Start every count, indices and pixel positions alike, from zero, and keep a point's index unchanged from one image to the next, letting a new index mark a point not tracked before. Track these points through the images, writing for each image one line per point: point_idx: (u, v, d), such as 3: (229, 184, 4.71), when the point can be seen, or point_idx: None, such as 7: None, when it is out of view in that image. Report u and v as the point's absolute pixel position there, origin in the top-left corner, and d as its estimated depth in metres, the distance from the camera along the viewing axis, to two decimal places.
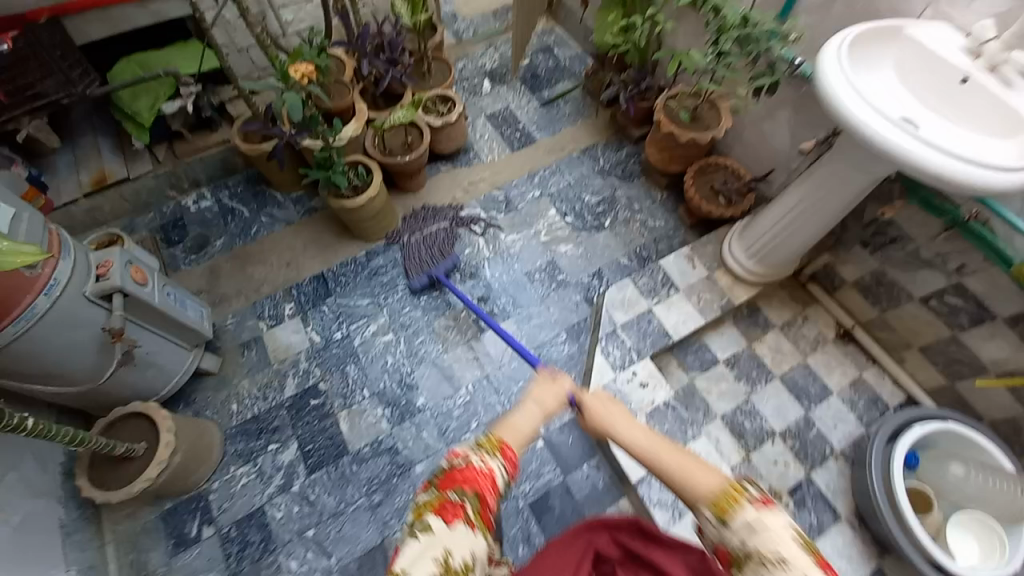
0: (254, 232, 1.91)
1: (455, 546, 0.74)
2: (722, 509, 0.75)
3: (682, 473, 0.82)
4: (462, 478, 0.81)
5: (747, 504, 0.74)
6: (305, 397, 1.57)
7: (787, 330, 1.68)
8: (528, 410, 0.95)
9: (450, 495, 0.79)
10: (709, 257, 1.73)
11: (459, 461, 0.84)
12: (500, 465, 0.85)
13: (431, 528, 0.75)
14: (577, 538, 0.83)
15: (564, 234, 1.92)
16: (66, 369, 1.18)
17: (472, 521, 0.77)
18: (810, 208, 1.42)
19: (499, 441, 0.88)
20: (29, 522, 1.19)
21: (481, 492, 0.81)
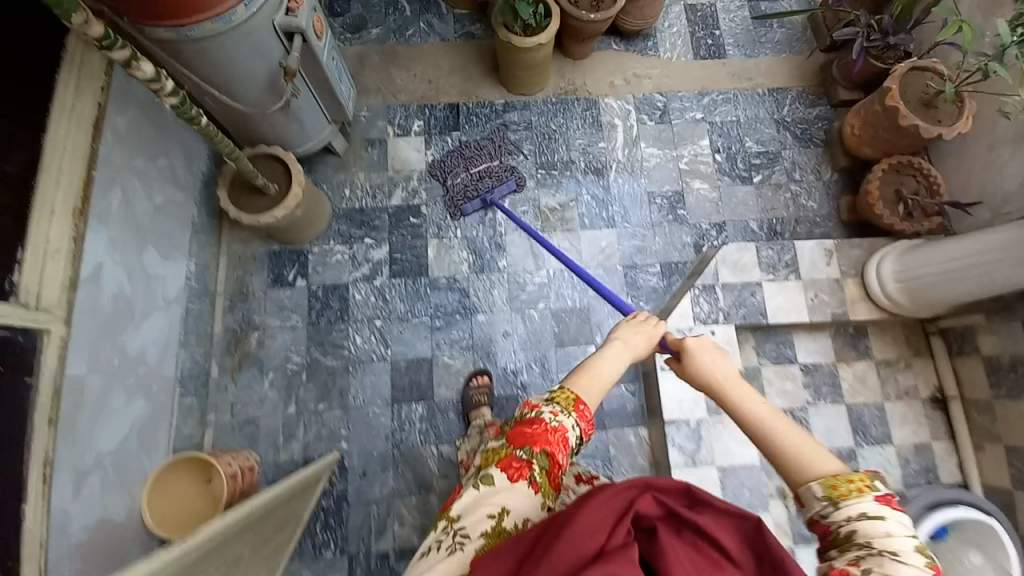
0: (409, 34, 1.84)
1: (513, 505, 0.80)
2: (835, 489, 0.71)
3: (793, 453, 0.76)
4: (531, 436, 0.83)
5: (867, 493, 0.70)
6: (406, 213, 1.65)
7: (881, 367, 1.57)
8: (614, 351, 0.93)
9: (518, 453, 0.82)
10: (850, 262, 1.54)
11: (531, 415, 0.85)
12: (572, 422, 0.85)
13: (492, 479, 0.81)
14: (614, 494, 0.66)
15: (705, 171, 1.76)
16: (236, 88, 1.22)
17: (535, 482, 0.82)
18: (999, 260, 1.27)
19: (573, 398, 0.86)
20: (168, 208, 1.36)
21: (550, 450, 0.83)
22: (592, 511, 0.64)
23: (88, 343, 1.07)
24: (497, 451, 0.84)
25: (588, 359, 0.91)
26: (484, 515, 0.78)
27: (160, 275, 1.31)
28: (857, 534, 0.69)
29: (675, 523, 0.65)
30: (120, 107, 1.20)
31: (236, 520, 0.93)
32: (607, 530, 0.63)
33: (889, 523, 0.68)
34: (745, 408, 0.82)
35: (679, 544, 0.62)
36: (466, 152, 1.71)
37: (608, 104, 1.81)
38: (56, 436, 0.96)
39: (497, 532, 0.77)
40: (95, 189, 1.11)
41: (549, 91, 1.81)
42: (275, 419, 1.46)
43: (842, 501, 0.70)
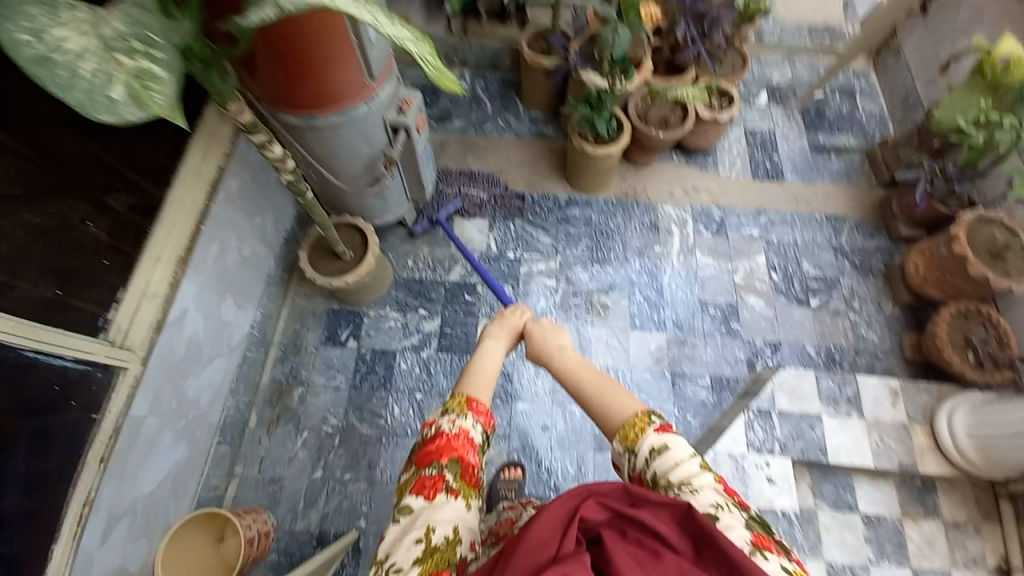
0: (487, 129, 2.03)
1: (438, 518, 0.73)
2: (627, 438, 0.79)
3: (603, 405, 0.87)
4: (436, 450, 0.80)
5: (649, 429, 0.79)
6: (462, 289, 1.71)
7: (949, 526, 1.41)
8: (490, 349, 1.02)
9: (428, 470, 0.78)
10: (916, 406, 1.45)
11: (432, 433, 0.84)
12: (471, 422, 0.85)
13: (410, 508, 0.75)
14: (561, 501, 0.61)
15: (760, 287, 1.76)
16: (340, 168, 1.36)
17: (454, 489, 0.77)
18: None
19: (465, 400, 0.87)
20: (252, 262, 1.46)
21: (460, 456, 0.80)
22: (541, 524, 0.59)
23: (156, 385, 1.11)
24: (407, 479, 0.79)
25: (473, 365, 0.96)
26: (410, 544, 0.70)
27: (231, 322, 1.38)
28: (658, 477, 0.74)
29: (621, 525, 0.60)
30: (236, 172, 1.35)
31: None
32: (558, 538, 0.57)
33: (676, 452, 0.74)
34: (569, 375, 0.96)
35: (624, 546, 0.57)
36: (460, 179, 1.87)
37: (666, 211, 1.89)
38: (103, 475, 0.98)
39: (429, 552, 0.69)
40: (199, 243, 1.22)
41: (611, 192, 1.92)
42: (300, 482, 1.43)
43: (634, 446, 0.78)
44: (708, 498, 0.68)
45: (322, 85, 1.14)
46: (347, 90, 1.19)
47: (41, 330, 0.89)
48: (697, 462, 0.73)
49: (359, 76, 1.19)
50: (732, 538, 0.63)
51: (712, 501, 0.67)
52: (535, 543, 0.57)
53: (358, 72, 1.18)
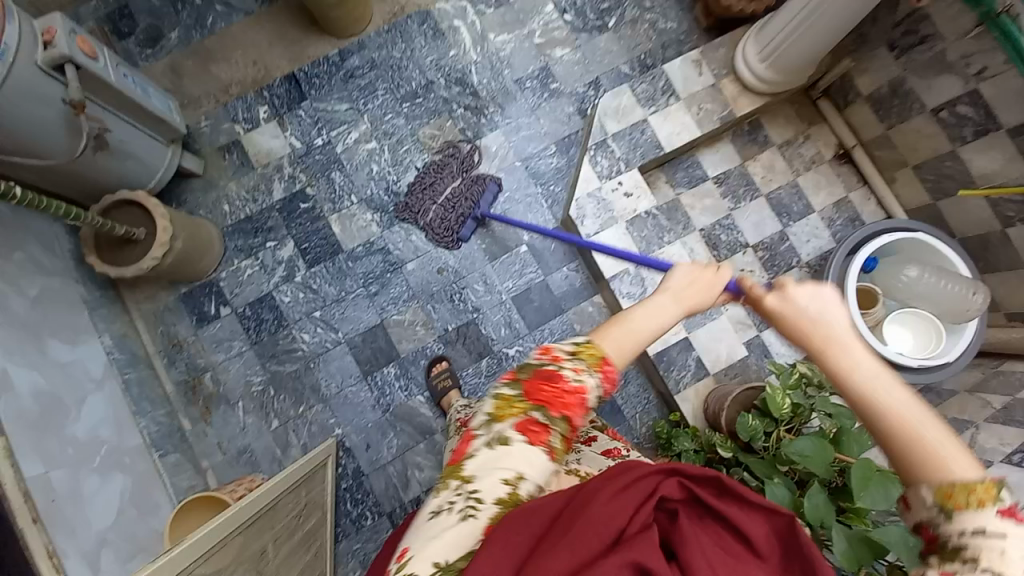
0: (210, 24, 1.69)
1: (529, 471, 0.71)
2: (953, 490, 0.53)
3: (902, 434, 0.60)
4: (551, 394, 0.74)
5: (994, 509, 0.51)
6: (295, 201, 1.60)
7: (783, 147, 1.63)
8: (652, 304, 0.86)
9: (535, 413, 0.73)
10: (719, 62, 1.56)
11: (553, 370, 0.75)
12: (597, 381, 0.77)
13: (509, 439, 0.71)
14: (642, 478, 0.62)
15: (561, 36, 1.71)
16: (36, 147, 1.12)
17: (553, 449, 0.73)
18: (824, 2, 1.27)
19: (600, 355, 0.77)
20: (49, 295, 1.30)
21: (570, 414, 0.75)
22: (609, 500, 0.60)
23: (33, 443, 1.05)
24: (512, 402, 0.74)
25: (637, 308, 0.85)
26: (498, 481, 0.69)
27: (74, 360, 1.28)
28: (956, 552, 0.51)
29: (698, 508, 0.61)
30: None
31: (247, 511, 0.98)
32: (626, 515, 0.59)
33: (1009, 544, 0.49)
34: (837, 363, 0.68)
35: (703, 532, 0.58)
36: (428, 180, 1.60)
37: (441, 8, 1.72)
38: (46, 530, 0.94)
39: (511, 500, 0.69)
40: None
41: (378, 20, 1.70)
42: (265, 440, 1.48)
43: (955, 509, 0.52)
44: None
45: None
46: None
47: None
48: None
49: None
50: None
51: None
52: (600, 516, 0.59)
53: None
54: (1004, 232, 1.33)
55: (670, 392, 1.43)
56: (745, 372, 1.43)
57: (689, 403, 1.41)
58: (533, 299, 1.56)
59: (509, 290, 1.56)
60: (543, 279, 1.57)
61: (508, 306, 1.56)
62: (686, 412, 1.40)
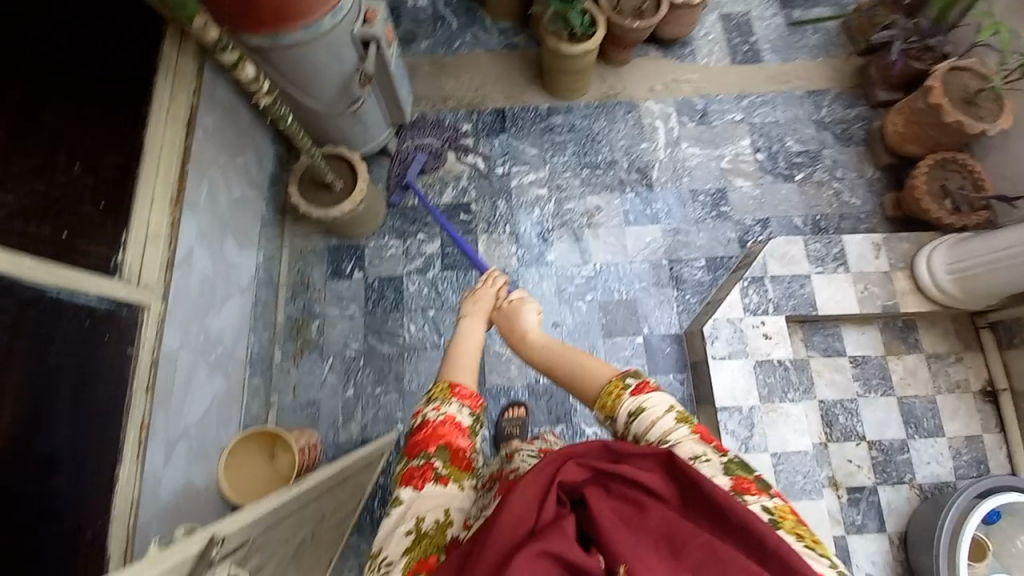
0: (456, 47, 1.96)
1: (426, 507, 0.77)
2: (609, 404, 0.79)
3: (580, 373, 0.85)
4: (425, 437, 0.83)
5: (624, 394, 0.78)
6: (458, 210, 1.74)
7: (931, 359, 1.54)
8: (466, 326, 1.00)
9: (416, 462, 0.82)
10: (899, 254, 1.54)
11: (418, 422, 0.85)
12: (457, 406, 0.86)
13: (400, 498, 0.78)
14: (539, 469, 0.64)
15: (746, 169, 1.80)
16: (314, 91, 1.34)
17: (442, 476, 0.80)
18: None
19: (447, 385, 0.88)
20: (244, 201, 1.47)
21: (448, 442, 0.83)
22: (518, 500, 0.61)
23: (181, 318, 1.16)
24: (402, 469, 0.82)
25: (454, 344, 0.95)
26: (401, 535, 0.74)
27: (237, 262, 1.41)
28: (637, 438, 0.75)
29: (603, 479, 0.63)
30: (208, 106, 1.32)
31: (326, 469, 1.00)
32: (537, 509, 0.61)
33: (645, 408, 0.75)
34: (539, 347, 0.96)
35: (609, 502, 0.61)
36: (412, 130, 1.81)
37: (648, 107, 1.88)
38: (151, 402, 1.03)
39: (419, 541, 0.73)
40: (188, 182, 1.22)
41: (591, 95, 1.90)
42: (334, 403, 1.52)
43: (614, 413, 0.78)
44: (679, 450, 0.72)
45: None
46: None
47: (50, 261, 0.87)
48: (669, 415, 0.74)
49: None
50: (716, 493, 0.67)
51: (690, 452, 0.71)
52: (512, 518, 0.59)
53: None
54: None
55: None
56: None
57: None
58: None
59: None
60: (646, 376, 1.55)
61: None
62: None
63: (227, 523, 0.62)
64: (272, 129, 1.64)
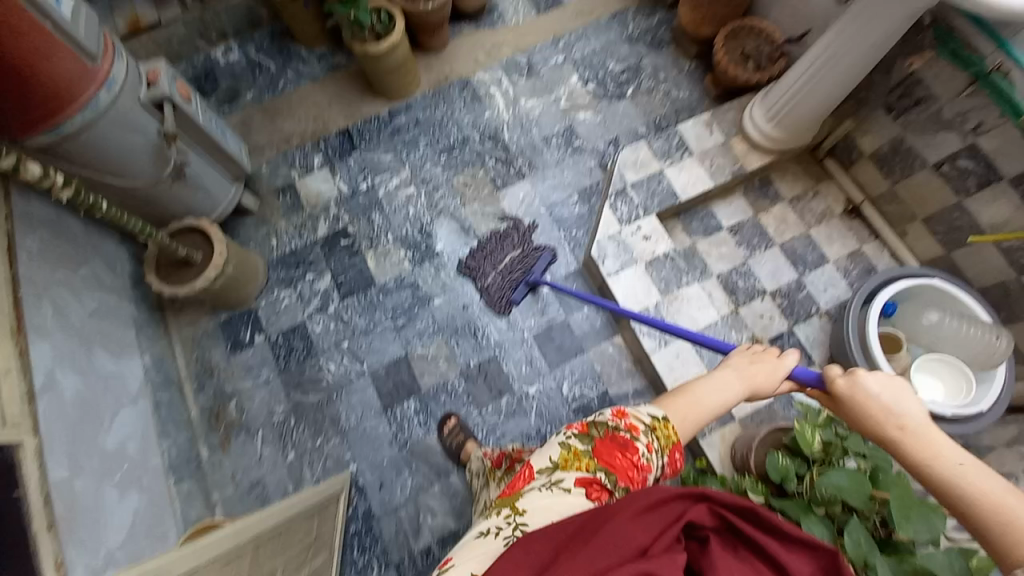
0: (280, 87, 1.94)
1: (579, 515, 0.74)
2: None
3: (985, 508, 0.66)
4: (620, 464, 0.79)
5: None
6: (336, 237, 1.72)
7: (795, 203, 1.70)
8: (727, 378, 0.98)
9: (600, 473, 0.78)
10: (729, 123, 1.70)
11: (626, 437, 0.81)
12: (661, 462, 0.83)
13: (569, 488, 0.76)
14: (675, 497, 0.67)
15: (584, 101, 1.90)
16: (126, 170, 1.29)
17: (606, 510, 0.77)
18: (820, 73, 1.41)
19: (673, 439, 0.84)
20: (104, 310, 1.39)
21: (630, 486, 0.79)
22: (638, 525, 0.63)
23: (64, 448, 1.07)
24: (580, 456, 0.80)
25: (695, 384, 0.95)
26: (548, 522, 0.71)
27: (117, 372, 1.33)
28: None
29: (733, 539, 0.64)
30: (28, 227, 1.23)
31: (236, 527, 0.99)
32: (651, 534, 0.63)
33: None
34: (912, 447, 0.76)
35: (733, 560, 0.62)
36: (488, 247, 1.68)
37: (480, 78, 1.95)
38: (59, 538, 0.95)
39: None
40: (27, 307, 1.13)
41: (424, 87, 1.94)
42: (279, 473, 1.47)
43: None
44: None
45: (44, 82, 1.06)
46: (73, 82, 1.11)
47: None
48: None
49: (77, 61, 1.10)
50: None
51: None
52: (631, 533, 0.62)
53: (74, 58, 1.09)
54: (1021, 281, 1.36)
55: (695, 437, 1.39)
56: (773, 418, 1.40)
57: (715, 449, 1.37)
58: (554, 337, 1.58)
59: (531, 328, 1.59)
60: (564, 317, 1.60)
61: (529, 343, 1.58)
62: (711, 458, 1.36)
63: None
64: (117, 232, 1.56)
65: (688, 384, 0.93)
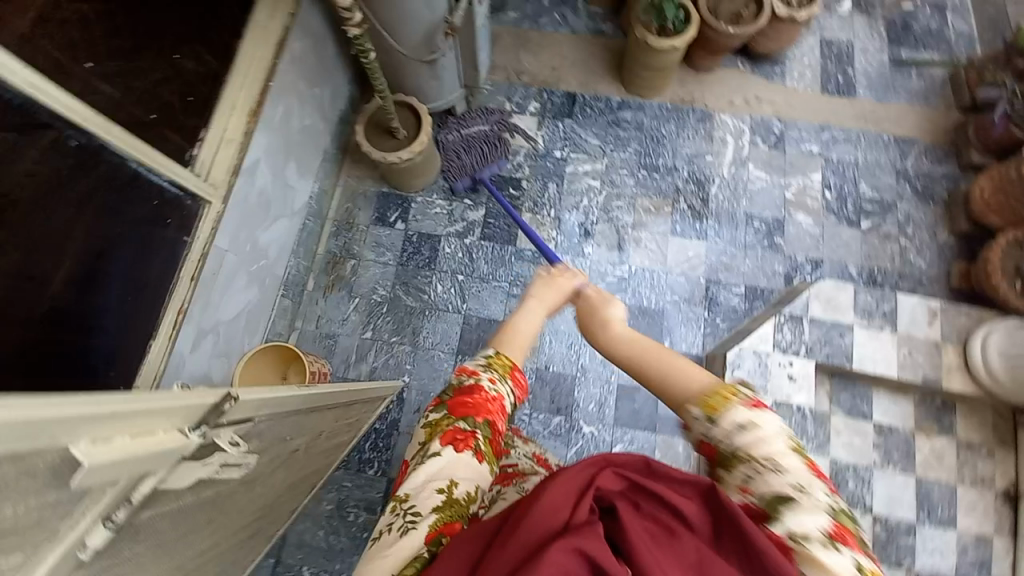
0: (542, 23, 1.94)
1: (460, 473, 0.78)
2: (711, 407, 0.71)
3: (677, 372, 0.78)
4: (473, 405, 0.82)
5: (737, 402, 0.71)
6: (508, 184, 1.74)
7: (962, 446, 1.45)
8: (526, 309, 0.98)
9: (461, 424, 0.81)
10: (955, 327, 1.46)
11: (469, 384, 0.85)
12: (507, 389, 0.87)
13: (437, 453, 0.78)
14: (576, 469, 0.61)
15: (811, 205, 1.72)
16: (398, 34, 1.37)
17: (480, 451, 0.80)
18: None
19: (509, 363, 0.89)
20: (311, 131, 1.52)
21: (492, 420, 0.84)
22: (552, 496, 0.58)
23: (234, 226, 1.21)
24: (438, 423, 0.81)
25: (512, 320, 0.96)
26: (432, 492, 0.75)
27: (293, 187, 1.47)
28: (739, 450, 0.68)
29: (636, 496, 0.60)
30: (301, 33, 1.35)
31: (338, 387, 1.05)
32: (570, 506, 0.57)
33: (759, 428, 0.68)
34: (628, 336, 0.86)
35: (640, 518, 0.57)
36: (465, 117, 1.71)
37: (723, 120, 1.82)
38: (193, 291, 1.09)
39: (449, 503, 0.74)
40: (269, 98, 1.26)
41: (666, 98, 1.85)
42: (350, 343, 1.58)
43: (717, 418, 0.71)
44: (791, 480, 0.65)
45: None
46: None
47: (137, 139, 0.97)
48: (790, 447, 0.68)
49: None
50: (812, 532, 0.60)
51: (794, 482, 0.64)
52: (546, 510, 0.57)
53: None
54: None
55: None
56: None
57: None
58: (637, 399, 1.52)
59: (622, 376, 1.53)
60: None
61: (610, 389, 1.53)
62: None
63: (245, 391, 0.68)
64: (350, 69, 1.67)
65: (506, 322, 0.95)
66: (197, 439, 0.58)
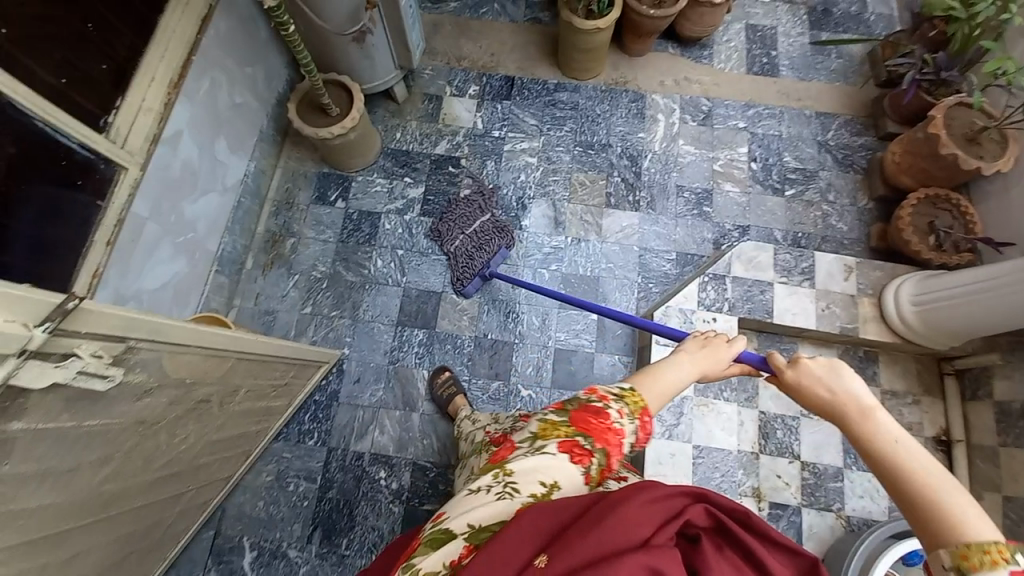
0: (482, 12, 2.01)
1: (563, 481, 0.71)
2: (964, 557, 0.54)
3: (918, 496, 0.60)
4: (596, 428, 0.74)
5: (1005, 571, 0.52)
6: (447, 162, 1.79)
7: (886, 395, 1.51)
8: (682, 360, 0.85)
9: (581, 439, 0.73)
10: (869, 282, 1.54)
11: (598, 402, 0.76)
12: (633, 428, 0.76)
13: (548, 452, 0.72)
14: (669, 494, 0.59)
15: (738, 175, 1.80)
16: (323, 11, 1.42)
17: (590, 475, 0.72)
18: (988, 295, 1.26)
19: (644, 405, 0.77)
20: (244, 110, 1.55)
21: (607, 451, 0.74)
22: (637, 508, 0.57)
23: (155, 193, 1.23)
24: (556, 426, 0.75)
25: (658, 364, 0.83)
26: (535, 481, 0.70)
27: (224, 163, 1.49)
28: None
29: (720, 537, 0.59)
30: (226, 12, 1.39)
31: (255, 337, 1.08)
32: (653, 525, 0.57)
33: None
34: (871, 433, 0.67)
35: (722, 560, 0.56)
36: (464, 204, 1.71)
37: (654, 99, 1.90)
38: (109, 254, 1.12)
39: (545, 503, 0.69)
40: (191, 71, 1.29)
41: (601, 79, 1.92)
42: (290, 317, 1.59)
43: (967, 574, 0.53)
44: None
45: None
46: None
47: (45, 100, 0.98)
48: None
49: None
50: None
51: None
52: (630, 523, 0.56)
53: None
54: None
55: None
56: None
57: None
58: (573, 362, 1.56)
59: (559, 341, 1.57)
60: (591, 351, 1.57)
61: (547, 354, 1.56)
62: None
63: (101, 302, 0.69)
64: (287, 53, 1.71)
65: (647, 367, 0.81)
66: (42, 334, 0.59)
